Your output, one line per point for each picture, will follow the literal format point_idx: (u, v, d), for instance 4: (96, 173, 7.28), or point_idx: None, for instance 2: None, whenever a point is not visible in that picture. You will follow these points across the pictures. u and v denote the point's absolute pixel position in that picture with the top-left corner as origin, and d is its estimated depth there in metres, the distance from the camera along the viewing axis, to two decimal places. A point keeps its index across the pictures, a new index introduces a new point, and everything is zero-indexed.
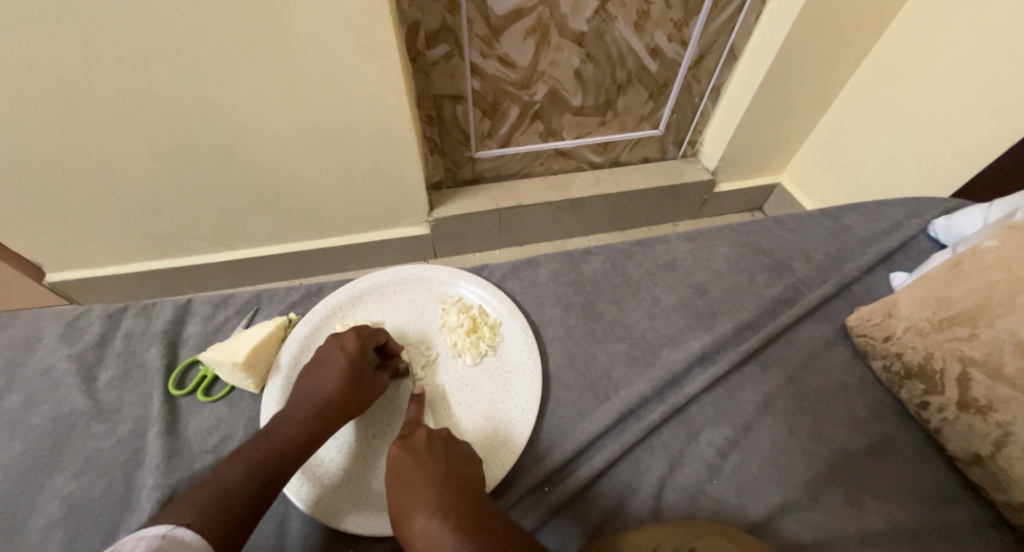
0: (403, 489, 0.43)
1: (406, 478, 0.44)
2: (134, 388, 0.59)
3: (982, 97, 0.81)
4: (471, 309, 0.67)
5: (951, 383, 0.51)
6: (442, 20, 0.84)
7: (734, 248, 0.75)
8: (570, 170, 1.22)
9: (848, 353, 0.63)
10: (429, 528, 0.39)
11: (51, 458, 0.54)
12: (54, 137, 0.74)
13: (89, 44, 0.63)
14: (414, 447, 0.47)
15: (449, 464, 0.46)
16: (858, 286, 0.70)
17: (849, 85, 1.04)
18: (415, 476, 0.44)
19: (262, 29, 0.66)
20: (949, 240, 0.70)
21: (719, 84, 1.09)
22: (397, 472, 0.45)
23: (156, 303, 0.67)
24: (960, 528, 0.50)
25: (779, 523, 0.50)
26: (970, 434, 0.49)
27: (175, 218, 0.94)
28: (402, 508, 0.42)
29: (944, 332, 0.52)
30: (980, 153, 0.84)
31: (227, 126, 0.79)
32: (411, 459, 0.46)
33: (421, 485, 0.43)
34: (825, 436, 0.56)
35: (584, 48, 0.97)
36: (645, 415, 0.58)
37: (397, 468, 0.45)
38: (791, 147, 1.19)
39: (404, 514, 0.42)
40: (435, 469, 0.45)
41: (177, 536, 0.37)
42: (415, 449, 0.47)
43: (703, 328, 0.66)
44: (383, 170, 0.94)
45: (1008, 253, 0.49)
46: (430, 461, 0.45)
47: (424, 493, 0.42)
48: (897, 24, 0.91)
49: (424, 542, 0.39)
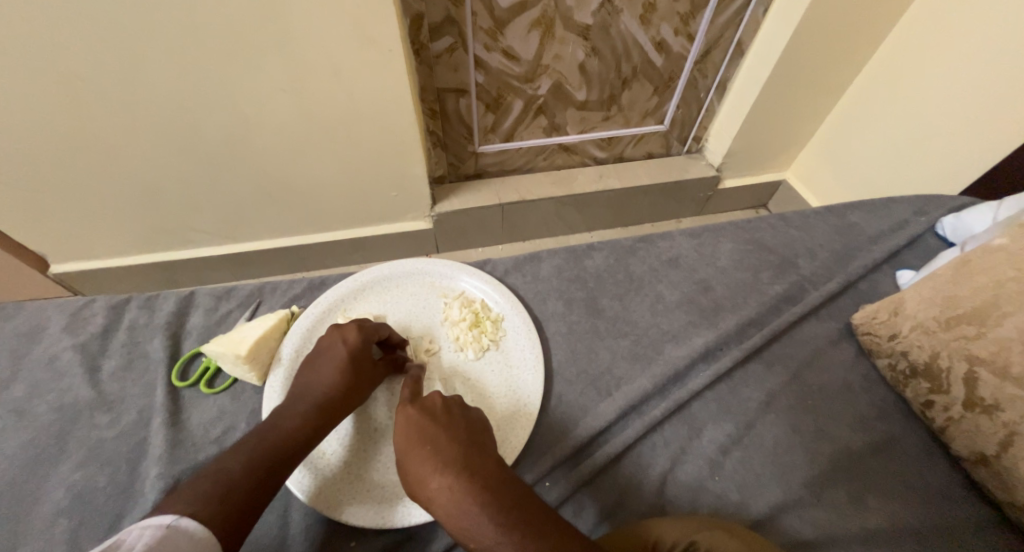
0: (422, 449, 0.43)
1: (427, 438, 0.44)
2: (136, 379, 0.60)
3: (990, 95, 0.80)
4: (473, 303, 0.67)
5: (957, 383, 0.50)
6: (446, 12, 0.83)
7: (739, 245, 0.74)
8: (574, 164, 1.21)
9: (853, 351, 0.63)
10: (455, 489, 0.40)
11: (55, 447, 0.54)
12: (58, 129, 0.74)
13: (92, 34, 0.63)
14: (431, 410, 0.47)
15: (468, 428, 0.46)
16: (863, 285, 0.69)
17: (857, 81, 1.02)
18: (437, 437, 0.44)
19: (266, 19, 0.66)
20: (957, 238, 0.70)
21: (726, 79, 1.07)
22: (416, 430, 0.45)
23: (159, 295, 0.67)
24: (963, 527, 0.50)
25: (780, 520, 0.50)
26: (974, 433, 0.49)
27: (179, 211, 0.94)
28: (423, 466, 0.42)
29: (952, 330, 0.51)
30: (987, 152, 0.83)
31: (230, 119, 0.79)
32: (431, 420, 0.46)
33: (446, 445, 0.43)
34: (829, 434, 0.56)
35: (589, 42, 0.96)
36: (647, 411, 0.58)
37: (417, 427, 0.45)
38: (797, 144, 1.18)
39: (424, 473, 0.42)
40: (456, 433, 0.45)
41: (182, 526, 0.37)
42: (433, 412, 0.47)
43: (706, 325, 0.66)
44: (386, 163, 0.93)
45: (1018, 252, 0.48)
46: (449, 424, 0.46)
47: (448, 453, 0.42)
48: (908, 17, 0.89)
49: (447, 501, 0.40)
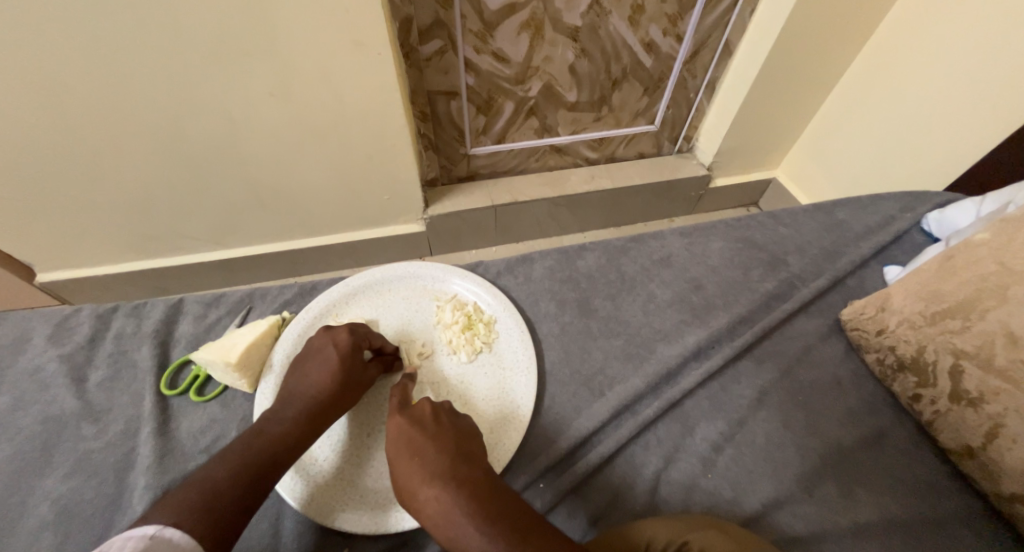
0: (412, 460, 0.44)
1: (416, 449, 0.44)
2: (125, 388, 0.59)
3: (975, 91, 0.81)
4: (466, 306, 0.67)
5: (943, 376, 0.51)
6: (435, 15, 0.83)
7: (729, 244, 0.75)
8: (566, 166, 1.21)
9: (842, 347, 0.63)
10: (442, 499, 0.40)
11: (41, 460, 0.54)
12: (43, 136, 0.73)
13: (77, 40, 0.62)
14: (420, 418, 0.47)
15: (456, 436, 0.46)
16: (852, 281, 0.70)
17: (844, 80, 1.03)
18: (425, 448, 0.44)
19: (252, 23, 0.65)
20: (942, 233, 0.71)
21: (715, 79, 1.08)
22: (405, 440, 0.45)
23: (147, 303, 0.67)
24: (952, 519, 0.51)
25: (773, 516, 0.50)
26: (961, 426, 0.50)
27: (169, 217, 0.93)
28: (412, 478, 0.43)
29: (937, 324, 0.52)
30: (972, 148, 0.84)
31: (219, 124, 0.78)
32: (420, 430, 0.46)
33: (433, 457, 0.43)
34: (820, 429, 0.56)
35: (579, 43, 0.96)
36: (640, 411, 0.58)
37: (405, 437, 0.45)
38: (786, 142, 1.19)
39: (413, 483, 0.42)
40: (445, 442, 0.45)
41: (165, 536, 0.37)
42: (422, 421, 0.47)
43: (698, 323, 0.66)
44: (377, 166, 0.93)
45: (999, 246, 0.49)
46: (438, 432, 0.46)
47: (437, 463, 0.43)
48: (893, 15, 0.90)
49: (436, 511, 0.40)
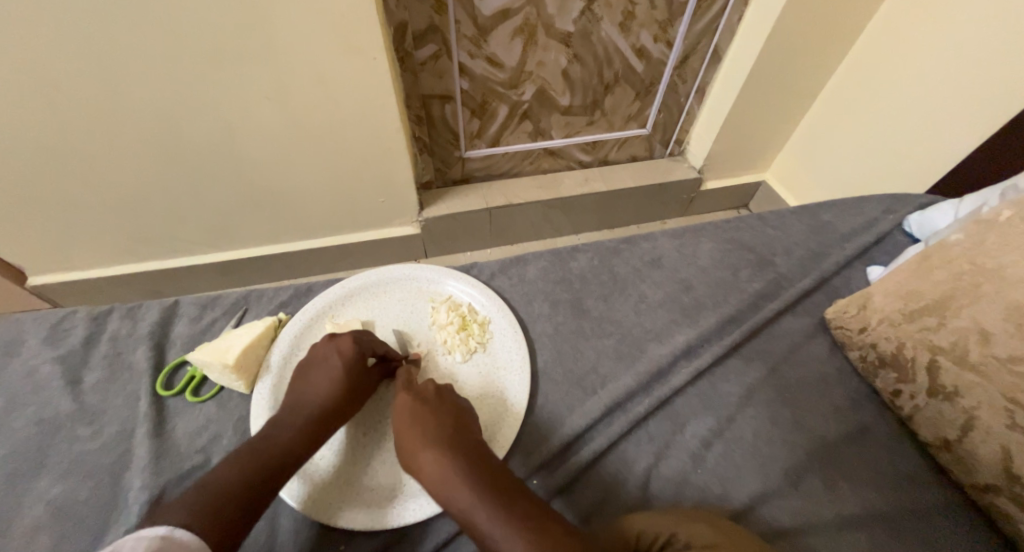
0: (415, 428, 0.47)
1: (420, 419, 0.47)
2: (120, 390, 0.59)
3: (956, 96, 0.83)
4: (460, 307, 0.68)
5: (921, 372, 0.53)
6: (429, 20, 0.84)
7: (718, 245, 0.76)
8: (559, 168, 1.23)
9: (827, 345, 0.65)
10: (440, 462, 0.43)
11: (36, 461, 0.54)
12: (38, 138, 0.74)
13: (72, 43, 0.63)
14: (425, 394, 0.50)
15: (457, 411, 0.49)
16: (837, 281, 0.72)
17: (830, 86, 1.06)
18: (428, 418, 0.47)
19: (249, 27, 0.66)
20: (923, 234, 0.73)
21: (704, 84, 1.10)
22: (409, 410, 0.48)
23: (143, 305, 0.67)
24: (932, 510, 0.52)
25: (759, 510, 0.52)
26: (938, 420, 0.51)
27: (163, 220, 0.94)
28: (414, 443, 0.46)
29: (915, 322, 0.53)
30: (954, 151, 0.86)
31: (214, 126, 0.79)
32: (424, 403, 0.49)
33: (434, 426, 0.46)
34: (805, 425, 0.58)
35: (571, 48, 0.98)
36: (631, 408, 0.59)
37: (410, 409, 0.48)
38: (774, 146, 1.21)
39: (415, 447, 0.45)
40: (446, 416, 0.48)
41: (175, 537, 0.38)
42: (426, 396, 0.50)
43: (688, 322, 0.67)
44: (371, 169, 0.94)
45: (974, 245, 0.51)
46: (440, 407, 0.49)
47: (437, 432, 0.46)
48: (876, 23, 0.93)
49: (433, 472, 0.43)
